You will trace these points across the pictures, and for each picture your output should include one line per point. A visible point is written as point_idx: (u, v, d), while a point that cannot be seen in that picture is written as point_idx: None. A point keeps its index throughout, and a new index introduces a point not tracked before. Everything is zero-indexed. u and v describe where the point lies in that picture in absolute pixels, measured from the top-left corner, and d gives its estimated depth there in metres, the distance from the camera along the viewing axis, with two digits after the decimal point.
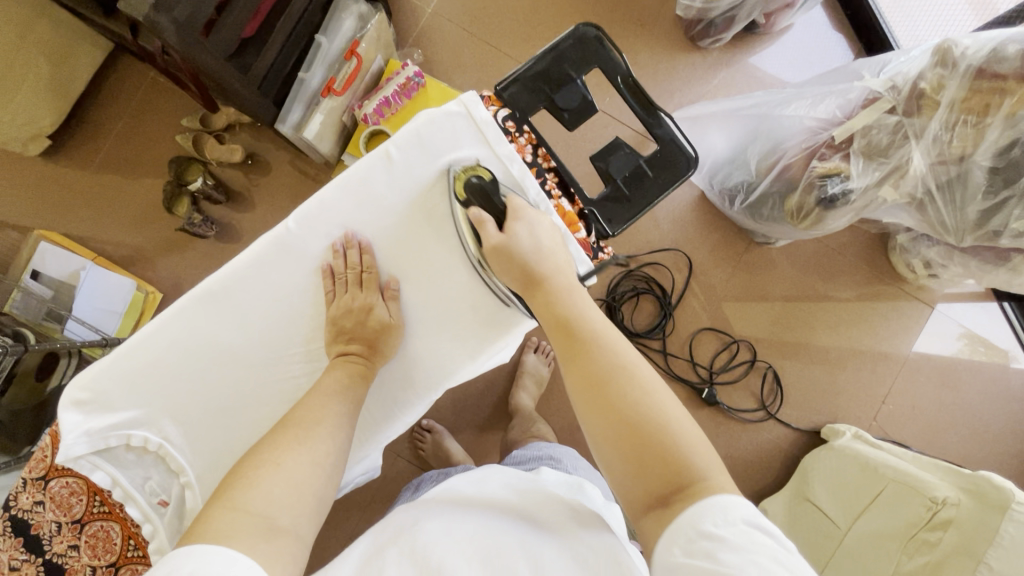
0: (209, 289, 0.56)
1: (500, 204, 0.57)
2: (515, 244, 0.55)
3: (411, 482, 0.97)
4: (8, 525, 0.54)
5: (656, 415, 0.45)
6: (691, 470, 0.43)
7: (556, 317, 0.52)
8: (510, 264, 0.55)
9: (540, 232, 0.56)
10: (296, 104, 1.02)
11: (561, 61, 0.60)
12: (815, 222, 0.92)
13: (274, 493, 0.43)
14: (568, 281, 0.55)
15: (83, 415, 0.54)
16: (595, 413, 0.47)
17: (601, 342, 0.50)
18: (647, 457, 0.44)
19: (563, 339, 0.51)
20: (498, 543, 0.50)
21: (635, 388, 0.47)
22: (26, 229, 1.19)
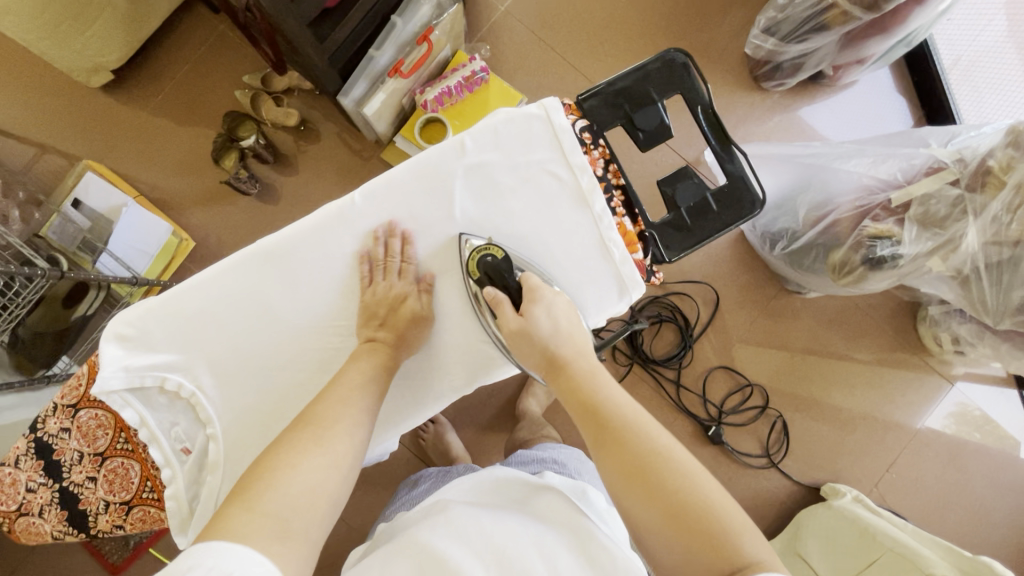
0: (267, 247, 0.56)
1: (512, 283, 0.57)
2: (533, 328, 0.54)
3: (410, 479, 0.97)
4: (31, 447, 0.55)
5: (699, 498, 0.45)
6: (742, 554, 0.42)
7: (581, 403, 0.52)
8: (531, 348, 0.55)
9: (558, 314, 0.56)
10: (360, 79, 1.02)
11: (645, 81, 0.60)
12: (856, 281, 0.91)
13: (288, 495, 0.43)
14: (591, 363, 0.55)
15: (123, 349, 0.54)
16: (639, 506, 0.46)
17: (632, 425, 0.50)
18: (693, 540, 0.43)
19: (592, 427, 0.50)
20: (513, 546, 0.50)
21: (673, 471, 0.46)
22: (75, 159, 1.21)
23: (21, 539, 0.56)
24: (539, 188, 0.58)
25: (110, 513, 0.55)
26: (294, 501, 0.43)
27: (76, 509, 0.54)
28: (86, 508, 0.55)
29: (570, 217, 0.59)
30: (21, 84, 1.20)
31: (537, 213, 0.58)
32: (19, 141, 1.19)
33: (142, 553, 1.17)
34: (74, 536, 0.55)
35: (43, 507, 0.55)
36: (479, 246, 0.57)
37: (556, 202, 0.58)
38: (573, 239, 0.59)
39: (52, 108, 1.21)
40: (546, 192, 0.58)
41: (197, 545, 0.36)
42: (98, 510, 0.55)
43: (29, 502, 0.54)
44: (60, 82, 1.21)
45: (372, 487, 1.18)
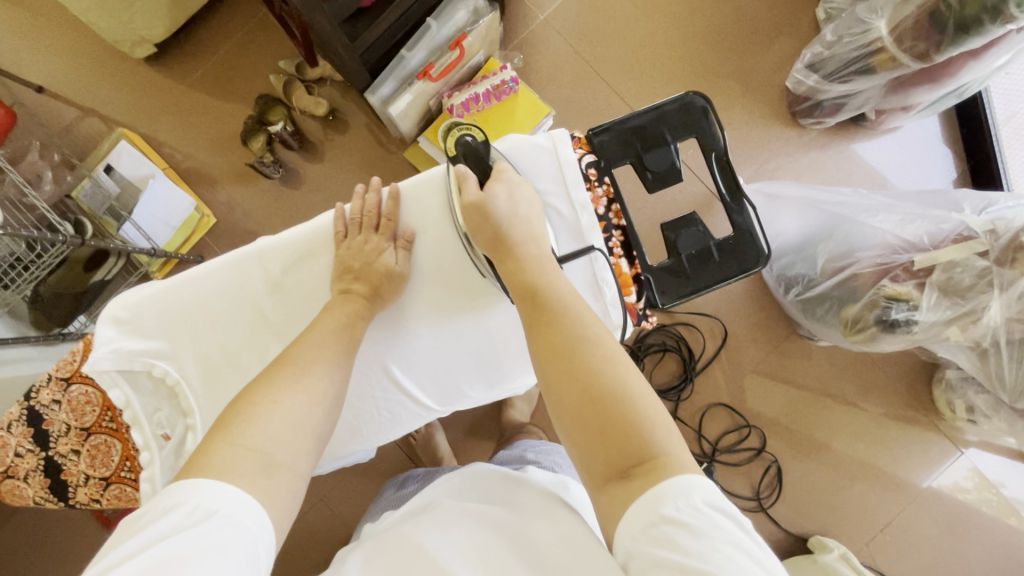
0: (264, 249, 0.57)
1: (484, 163, 0.58)
2: (492, 204, 0.54)
3: (399, 476, 0.98)
4: (23, 414, 0.57)
5: (619, 383, 0.45)
6: (651, 446, 0.42)
7: (523, 283, 0.53)
8: (483, 222, 0.55)
9: (519, 198, 0.56)
10: (389, 78, 1.03)
11: (661, 121, 0.59)
12: (867, 339, 0.89)
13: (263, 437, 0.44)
14: (540, 249, 0.55)
15: (118, 331, 0.56)
16: (557, 380, 0.47)
17: (567, 311, 0.50)
18: (606, 425, 0.43)
19: (529, 307, 0.51)
20: (496, 551, 0.48)
21: (602, 355, 0.47)
22: (111, 126, 1.25)
23: (6, 500, 0.58)
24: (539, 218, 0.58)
25: (89, 486, 0.57)
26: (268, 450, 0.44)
27: (58, 479, 0.56)
28: (67, 479, 0.57)
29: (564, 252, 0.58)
30: (69, 49, 1.24)
31: None
32: (62, 104, 1.24)
33: None
34: (53, 504, 0.58)
35: (28, 472, 0.57)
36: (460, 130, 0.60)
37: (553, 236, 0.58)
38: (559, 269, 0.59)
39: (97, 75, 1.25)
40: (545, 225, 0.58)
41: (182, 483, 0.39)
42: (78, 482, 0.57)
43: (15, 466, 0.57)
44: (107, 50, 1.25)
45: (358, 476, 1.21)
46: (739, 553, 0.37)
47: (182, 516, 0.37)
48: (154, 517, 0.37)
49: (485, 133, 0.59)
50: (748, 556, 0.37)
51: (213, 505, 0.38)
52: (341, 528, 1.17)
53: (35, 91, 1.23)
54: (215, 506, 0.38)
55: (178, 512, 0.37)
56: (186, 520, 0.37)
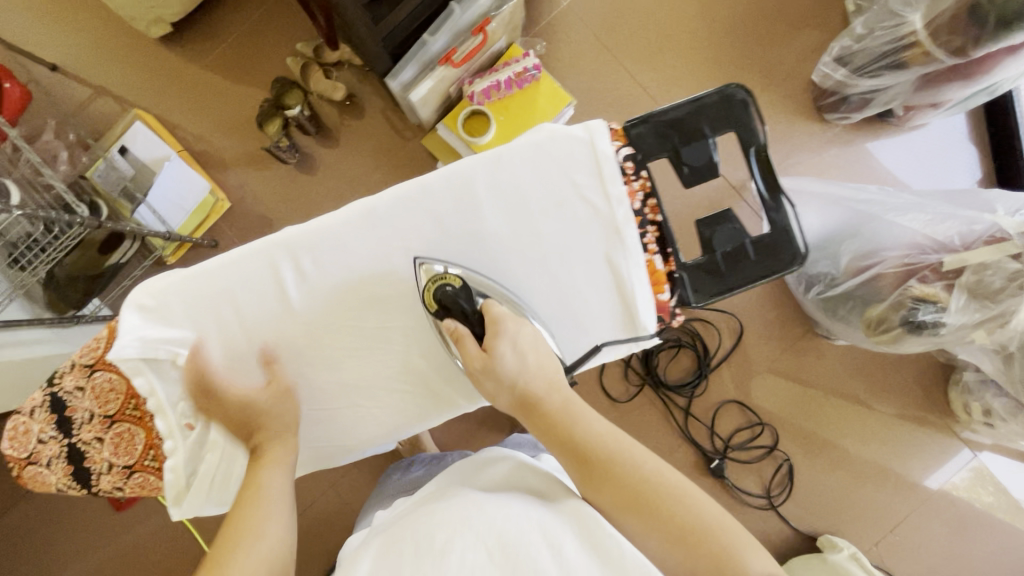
0: (290, 236, 0.55)
1: (470, 307, 0.53)
2: (499, 366, 0.51)
3: (398, 463, 0.96)
4: (47, 400, 0.56)
5: (699, 522, 0.45)
6: (741, 566, 0.42)
7: (564, 446, 0.50)
8: (499, 386, 0.52)
9: (524, 350, 0.52)
10: (411, 63, 1.01)
11: (700, 114, 0.57)
12: (891, 340, 0.88)
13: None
14: (566, 396, 0.52)
15: (143, 318, 0.55)
16: (636, 529, 0.46)
17: (616, 456, 0.49)
18: (692, 558, 0.44)
19: (575, 467, 0.50)
20: (515, 537, 0.43)
21: (669, 497, 0.46)
22: (125, 106, 1.23)
23: (27, 488, 0.57)
24: (572, 213, 0.55)
25: (113, 474, 0.56)
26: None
27: (82, 467, 0.55)
28: (91, 467, 0.56)
29: (592, 247, 0.56)
30: (83, 27, 1.23)
31: (564, 239, 0.55)
32: (75, 83, 1.22)
33: None
34: (76, 491, 0.57)
35: (51, 459, 0.56)
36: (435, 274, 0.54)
37: (582, 232, 0.55)
38: (589, 272, 0.56)
39: (110, 54, 1.23)
40: (577, 221, 0.55)
41: None
42: (101, 470, 0.56)
43: (38, 452, 0.56)
44: (121, 29, 1.23)
45: (368, 464, 1.22)
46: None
47: None
48: None
49: (461, 276, 0.53)
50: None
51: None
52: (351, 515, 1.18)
53: (48, 69, 1.22)
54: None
55: None
56: None
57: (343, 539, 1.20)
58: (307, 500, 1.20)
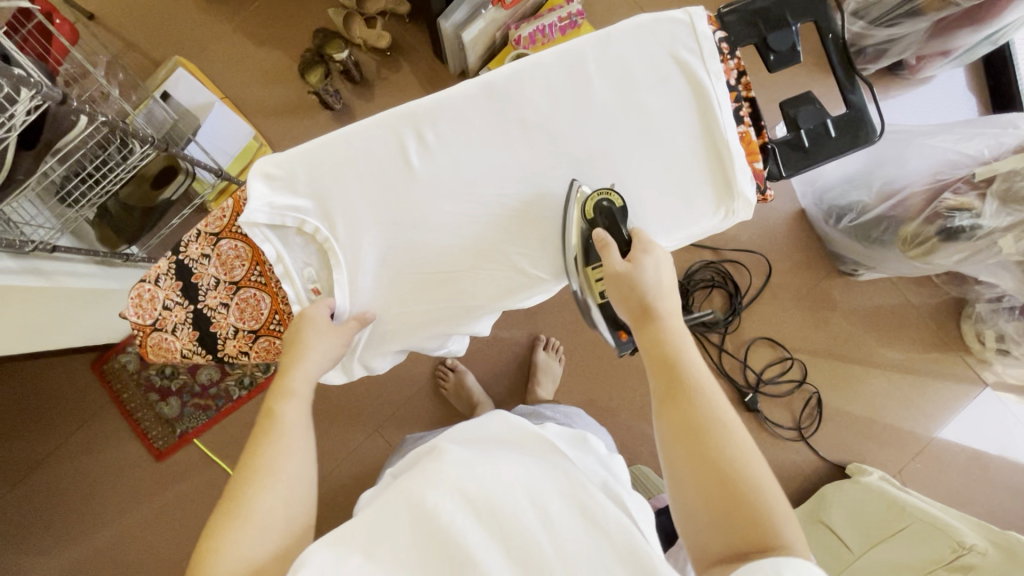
0: (418, 106, 0.58)
1: (624, 234, 0.59)
2: (639, 274, 0.55)
3: (416, 437, 0.99)
4: (172, 268, 0.59)
5: (748, 473, 0.46)
6: (776, 535, 0.43)
7: (662, 357, 0.52)
8: (630, 291, 0.55)
9: (662, 269, 0.57)
10: (462, 5, 1.07)
11: (783, 4, 0.62)
12: (924, 253, 0.95)
13: (249, 546, 0.46)
14: (680, 325, 0.54)
15: (269, 187, 0.58)
16: (686, 456, 0.47)
17: (704, 390, 0.50)
18: (730, 508, 0.45)
19: (664, 379, 0.51)
20: (506, 500, 0.50)
21: (731, 444, 0.47)
22: (164, 58, 1.24)
23: (151, 355, 0.60)
24: (675, 88, 0.60)
25: (238, 338, 0.59)
26: (273, 524, 0.48)
27: (210, 330, 0.58)
28: (216, 332, 0.59)
29: (687, 119, 0.60)
30: None
31: (667, 112, 0.60)
32: (112, 33, 1.23)
33: (187, 443, 1.21)
34: (201, 357, 0.60)
35: (176, 325, 0.59)
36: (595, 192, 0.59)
37: (680, 107, 0.60)
38: (678, 146, 0.60)
39: (151, 6, 1.25)
40: (678, 95, 0.60)
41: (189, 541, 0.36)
42: (226, 335, 0.59)
43: (164, 318, 0.59)
44: None
45: (411, 409, 1.22)
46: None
47: None
48: None
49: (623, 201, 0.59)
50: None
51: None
52: None
53: (85, 19, 1.22)
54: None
55: None
56: None
57: None
58: (350, 445, 1.20)
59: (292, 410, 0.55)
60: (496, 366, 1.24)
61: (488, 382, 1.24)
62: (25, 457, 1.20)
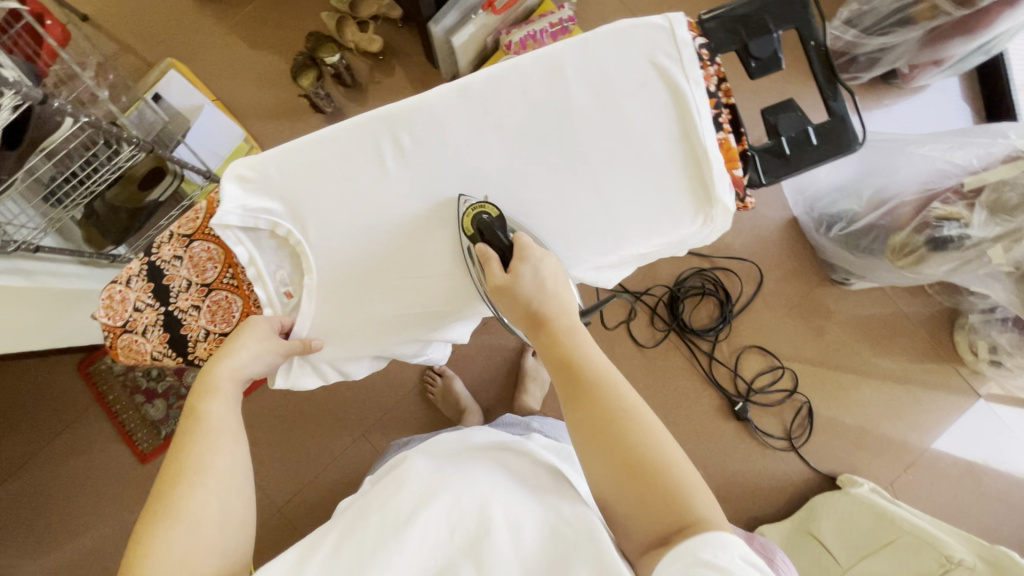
0: (393, 109, 0.58)
1: (505, 241, 0.57)
2: (518, 285, 0.55)
3: (399, 441, 0.99)
4: (144, 269, 0.58)
5: (657, 454, 0.46)
6: (691, 511, 0.43)
7: (557, 358, 0.52)
8: (514, 303, 0.55)
9: (543, 274, 0.56)
10: (453, 10, 1.07)
11: (764, 11, 0.62)
12: (914, 263, 0.94)
13: (180, 546, 0.43)
14: (571, 322, 0.54)
15: (242, 189, 0.57)
16: (596, 451, 0.47)
17: (604, 382, 0.50)
18: (647, 494, 0.45)
19: (563, 380, 0.51)
20: (476, 507, 0.50)
21: (638, 429, 0.47)
22: (157, 59, 1.25)
23: (121, 357, 0.59)
24: (653, 95, 0.59)
25: (208, 341, 0.58)
26: (206, 522, 0.45)
27: (180, 332, 0.57)
28: (187, 335, 0.58)
29: (664, 126, 0.59)
30: None
31: (645, 118, 0.59)
32: (105, 35, 1.23)
33: (173, 446, 1.21)
34: (171, 360, 0.59)
35: (146, 327, 0.58)
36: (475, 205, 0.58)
37: (656, 114, 0.59)
38: (655, 153, 0.60)
39: (144, 8, 1.25)
40: (656, 102, 0.59)
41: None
42: (198, 338, 0.58)
43: (135, 320, 0.58)
44: None
45: (398, 414, 1.21)
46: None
47: None
48: None
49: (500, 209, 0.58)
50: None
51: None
52: None
53: (80, 21, 1.22)
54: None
55: None
56: None
57: None
58: (336, 450, 1.20)
59: (215, 407, 0.52)
60: (483, 372, 1.23)
61: (475, 387, 1.23)
62: (9, 458, 1.20)
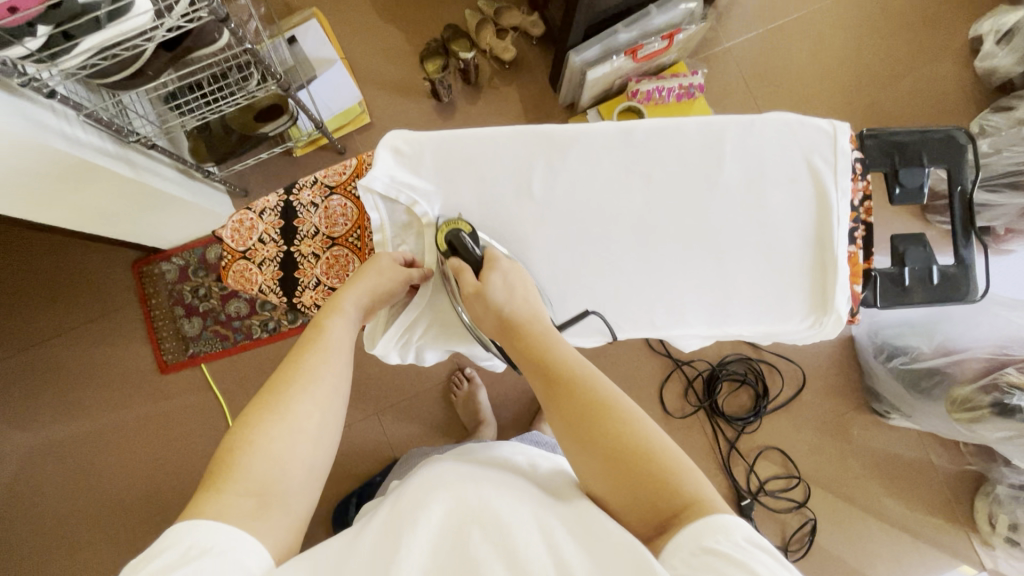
0: (554, 130, 0.60)
1: (476, 255, 0.58)
2: (490, 292, 0.55)
3: (418, 451, 0.99)
4: (279, 206, 0.60)
5: (637, 445, 0.45)
6: (682, 494, 0.42)
7: (535, 360, 0.52)
8: (486, 311, 0.55)
9: (513, 281, 0.57)
10: (597, 44, 1.08)
11: (923, 144, 0.64)
12: (970, 420, 0.94)
13: (263, 473, 0.44)
14: (546, 326, 0.54)
15: (394, 159, 0.60)
16: (579, 451, 0.47)
17: (580, 380, 0.49)
18: (635, 483, 0.44)
19: (542, 383, 0.51)
20: (511, 517, 0.43)
21: (617, 422, 0.46)
22: (304, 5, 1.30)
23: (230, 281, 0.61)
24: (799, 192, 0.61)
25: (316, 291, 0.61)
26: (293, 467, 0.46)
27: (294, 275, 0.60)
28: (299, 279, 0.61)
29: (799, 224, 0.61)
30: None
31: (787, 211, 0.61)
32: None
33: (195, 365, 1.21)
34: (276, 297, 0.61)
35: (264, 260, 0.60)
36: (444, 222, 0.59)
37: (797, 210, 0.61)
38: (784, 247, 0.61)
39: None
40: (801, 199, 0.61)
41: (193, 520, 0.40)
42: (307, 285, 0.61)
43: (256, 250, 0.60)
44: None
45: (416, 405, 1.21)
46: None
47: (178, 554, 0.37)
48: (159, 549, 0.38)
49: (472, 225, 0.59)
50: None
51: (211, 542, 0.39)
52: (390, 446, 1.19)
53: None
54: (212, 542, 0.39)
55: (174, 551, 0.38)
56: (180, 557, 0.37)
57: (368, 470, 1.18)
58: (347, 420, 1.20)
59: (338, 328, 0.54)
60: (508, 391, 1.23)
61: (497, 402, 1.23)
62: (39, 327, 1.21)
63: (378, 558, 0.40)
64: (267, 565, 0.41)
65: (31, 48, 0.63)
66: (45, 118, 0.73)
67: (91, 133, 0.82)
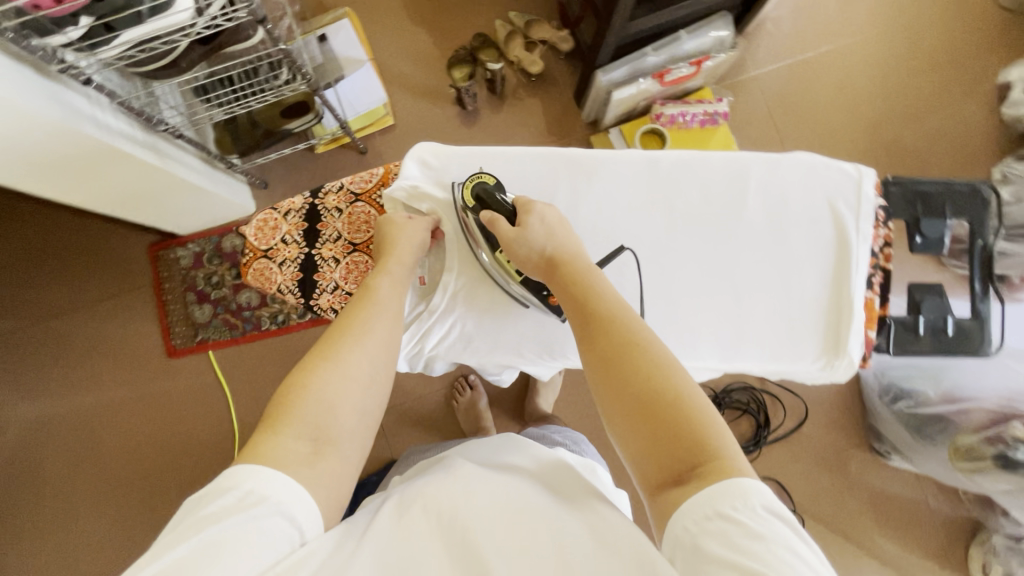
0: (582, 157, 0.61)
1: (506, 205, 0.57)
2: (529, 235, 0.55)
3: (416, 450, 0.99)
4: (303, 208, 0.62)
5: (670, 390, 0.44)
6: (707, 447, 0.41)
7: (575, 298, 0.52)
8: (529, 251, 0.55)
9: (552, 224, 0.56)
10: (624, 65, 1.09)
11: (947, 196, 0.64)
12: (971, 471, 0.95)
13: (316, 420, 0.43)
14: (587, 267, 0.54)
15: (422, 171, 0.61)
16: (611, 387, 0.46)
17: (621, 319, 0.49)
18: (662, 428, 0.43)
19: (582, 320, 0.51)
20: (517, 535, 0.40)
21: (653, 362, 0.46)
22: (336, 4, 1.31)
23: (248, 278, 0.61)
24: (821, 232, 0.61)
25: (333, 295, 0.60)
26: (347, 413, 0.45)
27: (314, 277, 0.60)
28: (317, 282, 0.61)
29: (818, 265, 0.61)
30: None
31: (808, 250, 0.61)
32: None
33: (202, 351, 1.22)
34: (293, 298, 0.61)
35: (285, 260, 0.61)
36: (468, 178, 0.59)
37: (818, 249, 0.61)
38: (803, 287, 0.61)
39: None
40: (823, 239, 0.61)
41: (247, 464, 0.39)
42: (326, 288, 0.60)
43: (277, 250, 0.61)
44: None
45: (418, 407, 1.22)
46: (798, 560, 0.35)
47: (235, 499, 0.37)
48: (215, 491, 0.37)
49: (496, 178, 0.59)
50: (794, 556, 0.35)
51: (268, 492, 0.38)
52: (389, 447, 1.20)
53: None
54: (270, 492, 0.38)
55: (233, 495, 0.37)
56: (236, 504, 0.37)
57: (365, 470, 1.18)
58: None
59: (387, 285, 0.54)
60: (509, 401, 1.23)
61: (497, 412, 1.23)
62: (52, 302, 1.23)
63: (389, 543, 0.40)
64: (317, 530, 0.40)
65: (71, 37, 0.65)
66: (78, 103, 0.74)
67: (122, 121, 0.83)
